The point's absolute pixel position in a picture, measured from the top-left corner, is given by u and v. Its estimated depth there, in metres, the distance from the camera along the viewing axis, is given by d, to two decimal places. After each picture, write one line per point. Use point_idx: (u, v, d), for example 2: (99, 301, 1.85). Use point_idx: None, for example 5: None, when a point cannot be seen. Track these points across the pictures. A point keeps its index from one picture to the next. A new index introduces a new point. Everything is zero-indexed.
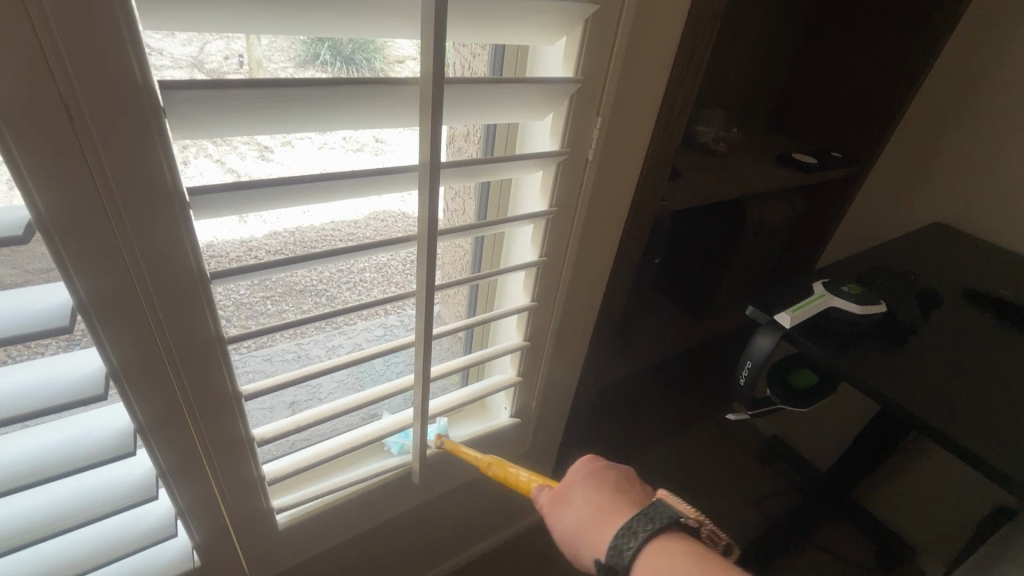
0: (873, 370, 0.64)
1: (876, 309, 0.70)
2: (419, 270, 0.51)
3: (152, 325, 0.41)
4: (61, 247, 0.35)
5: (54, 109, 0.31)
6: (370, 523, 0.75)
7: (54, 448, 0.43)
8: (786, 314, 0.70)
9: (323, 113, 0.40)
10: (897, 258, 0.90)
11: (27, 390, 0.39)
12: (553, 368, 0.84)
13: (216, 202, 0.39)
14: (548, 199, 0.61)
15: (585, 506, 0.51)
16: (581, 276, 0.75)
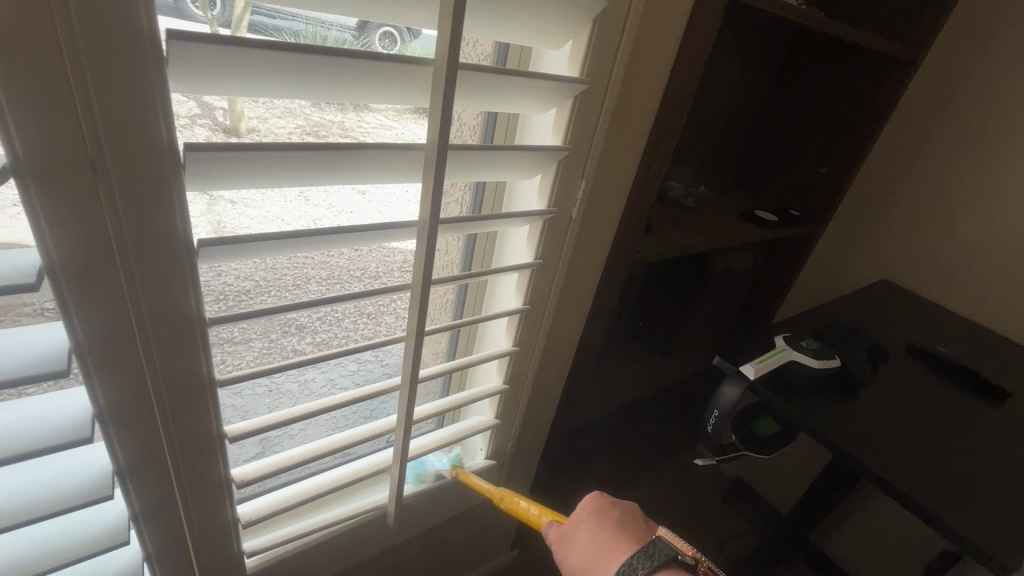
0: (830, 422, 0.69)
1: (831, 363, 0.76)
2: (411, 317, 0.53)
3: (146, 369, 0.42)
4: (68, 293, 0.36)
5: (79, 163, 0.33)
6: (339, 568, 0.74)
7: (27, 490, 0.42)
8: (751, 366, 0.74)
9: (332, 172, 0.42)
10: (850, 314, 0.98)
11: (13, 431, 0.39)
12: (530, 410, 0.86)
13: (223, 251, 0.40)
14: (533, 251, 0.64)
15: (588, 544, 0.54)
16: (561, 322, 0.78)
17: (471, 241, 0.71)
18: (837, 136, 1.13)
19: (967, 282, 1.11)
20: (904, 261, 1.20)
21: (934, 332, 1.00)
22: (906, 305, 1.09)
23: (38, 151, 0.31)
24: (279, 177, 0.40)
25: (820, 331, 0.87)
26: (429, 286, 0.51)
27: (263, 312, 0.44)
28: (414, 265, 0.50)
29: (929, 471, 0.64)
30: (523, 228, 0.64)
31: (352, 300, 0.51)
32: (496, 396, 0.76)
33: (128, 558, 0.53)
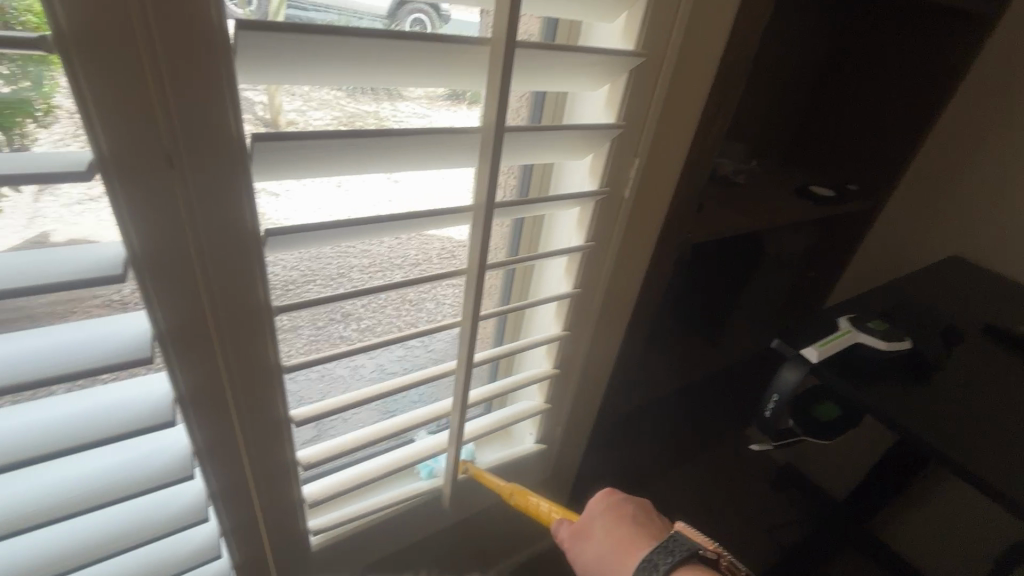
0: (901, 406, 0.65)
1: (901, 344, 0.72)
2: (466, 302, 0.53)
3: (220, 356, 0.43)
4: (149, 284, 0.37)
5: (157, 158, 0.34)
6: (395, 546, 0.76)
7: (115, 470, 0.45)
8: (813, 349, 0.71)
9: (387, 158, 0.42)
10: (917, 293, 0.92)
11: (104, 414, 0.41)
12: (579, 394, 0.86)
13: (287, 240, 0.41)
14: (583, 233, 0.63)
15: (606, 541, 0.52)
16: (610, 306, 0.77)
17: (518, 225, 0.70)
18: (902, 102, 1.06)
19: None
20: (975, 235, 1.12)
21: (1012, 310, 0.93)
22: (979, 282, 1.02)
23: (120, 148, 0.32)
24: (337, 165, 0.40)
25: (886, 311, 0.82)
26: (484, 271, 0.51)
27: (326, 299, 0.45)
28: (469, 249, 0.50)
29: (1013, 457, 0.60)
30: (573, 210, 0.63)
31: (407, 286, 0.51)
32: (545, 380, 0.76)
33: (205, 535, 0.55)
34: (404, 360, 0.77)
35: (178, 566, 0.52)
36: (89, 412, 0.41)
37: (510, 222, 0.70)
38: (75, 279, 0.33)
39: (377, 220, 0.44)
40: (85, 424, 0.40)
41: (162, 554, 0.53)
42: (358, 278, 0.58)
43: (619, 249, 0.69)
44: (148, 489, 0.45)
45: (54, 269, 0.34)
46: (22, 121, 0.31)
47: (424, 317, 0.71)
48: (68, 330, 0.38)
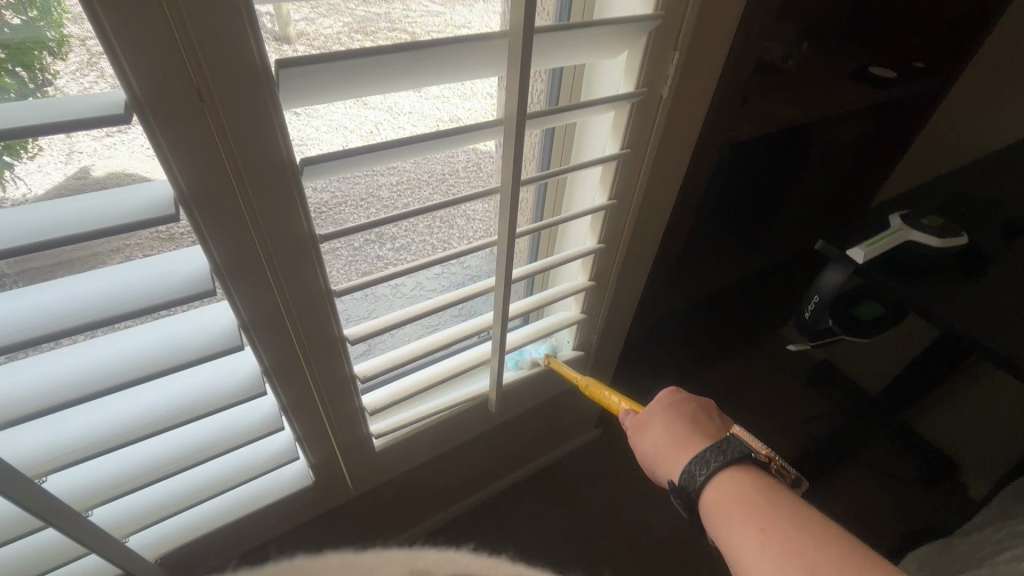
0: (953, 306, 0.64)
1: (957, 240, 0.68)
2: (501, 219, 0.53)
3: (274, 285, 0.46)
4: (200, 220, 0.39)
5: (188, 93, 0.33)
6: (448, 445, 0.83)
7: (197, 390, 0.50)
8: (860, 249, 0.69)
9: (412, 74, 0.40)
10: (981, 182, 0.86)
11: (180, 343, 0.45)
12: (614, 303, 0.87)
13: (323, 169, 0.41)
14: (618, 140, 0.60)
15: (664, 434, 0.56)
16: (646, 214, 0.75)
17: (549, 134, 0.67)
18: None
19: None
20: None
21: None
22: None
23: (151, 85, 0.32)
24: (361, 87, 0.39)
25: (944, 205, 0.77)
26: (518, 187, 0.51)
27: (366, 224, 0.46)
28: (502, 167, 0.48)
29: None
30: (607, 115, 0.59)
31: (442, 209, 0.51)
32: (581, 292, 0.77)
33: (282, 441, 0.62)
34: (439, 280, 0.79)
35: (264, 466, 0.60)
36: (167, 340, 0.45)
37: (540, 134, 0.66)
38: (132, 222, 0.35)
39: (407, 143, 0.43)
40: (166, 352, 0.45)
41: (248, 458, 0.60)
42: (389, 200, 0.59)
43: (656, 155, 0.66)
44: (230, 404, 0.50)
45: (112, 213, 0.35)
46: (40, 55, 0.30)
47: (457, 236, 0.72)
48: (133, 268, 0.40)
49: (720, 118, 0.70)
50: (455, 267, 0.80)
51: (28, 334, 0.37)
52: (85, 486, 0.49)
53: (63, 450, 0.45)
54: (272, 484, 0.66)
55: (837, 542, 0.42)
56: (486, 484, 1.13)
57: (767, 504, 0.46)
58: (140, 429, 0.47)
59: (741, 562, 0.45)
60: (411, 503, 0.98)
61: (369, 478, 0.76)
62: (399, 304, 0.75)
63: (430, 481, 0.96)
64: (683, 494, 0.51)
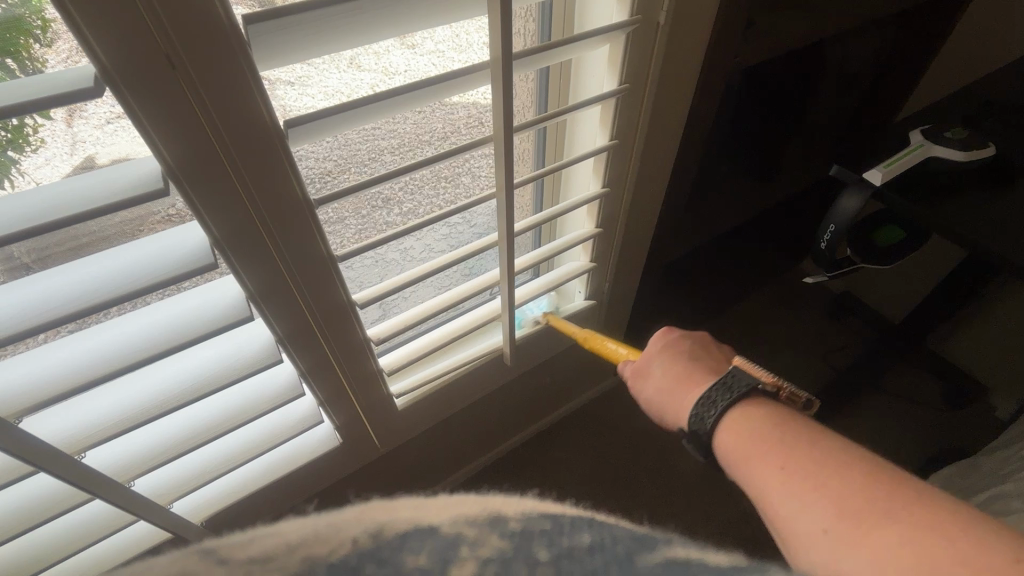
0: (978, 223, 0.61)
1: (982, 152, 0.64)
2: (497, 170, 0.52)
3: (276, 254, 0.46)
4: (192, 194, 0.39)
5: (157, 62, 0.32)
6: (469, 400, 0.85)
7: (216, 362, 0.51)
8: (877, 171, 0.65)
9: (390, 20, 0.38)
10: (1011, 88, 0.80)
11: (190, 318, 0.46)
12: (624, 248, 0.86)
13: (309, 131, 0.40)
14: (617, 76, 0.57)
15: (663, 379, 0.58)
16: (652, 153, 0.73)
17: (544, 75, 0.64)
18: None
19: None
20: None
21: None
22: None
23: (119, 56, 0.31)
24: (342, 40, 0.37)
25: (970, 116, 0.73)
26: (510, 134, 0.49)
27: (360, 186, 0.45)
28: (493, 113, 0.46)
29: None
30: (602, 49, 0.56)
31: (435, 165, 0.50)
32: (589, 240, 0.76)
33: (306, 406, 0.64)
34: (445, 237, 0.78)
35: (291, 430, 0.62)
36: (179, 316, 0.46)
37: (535, 75, 0.64)
38: (126, 199, 0.35)
39: (392, 95, 0.41)
40: (179, 327, 0.46)
41: (275, 424, 0.62)
42: (384, 160, 0.57)
43: (658, 88, 0.63)
44: (248, 374, 0.52)
45: (104, 192, 0.35)
46: (26, 41, 0.30)
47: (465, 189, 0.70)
48: (137, 246, 0.41)
49: (725, 42, 0.66)
50: (459, 223, 0.79)
51: (43, 318, 0.38)
52: (121, 460, 0.51)
53: (99, 426, 0.47)
54: (303, 447, 0.68)
55: (865, 467, 0.39)
56: (511, 434, 1.16)
57: (781, 430, 0.45)
58: (166, 403, 0.49)
59: (766, 496, 0.43)
60: (441, 457, 1.02)
61: (395, 436, 0.79)
62: (407, 264, 0.75)
63: (456, 435, 0.99)
64: (696, 438, 0.51)
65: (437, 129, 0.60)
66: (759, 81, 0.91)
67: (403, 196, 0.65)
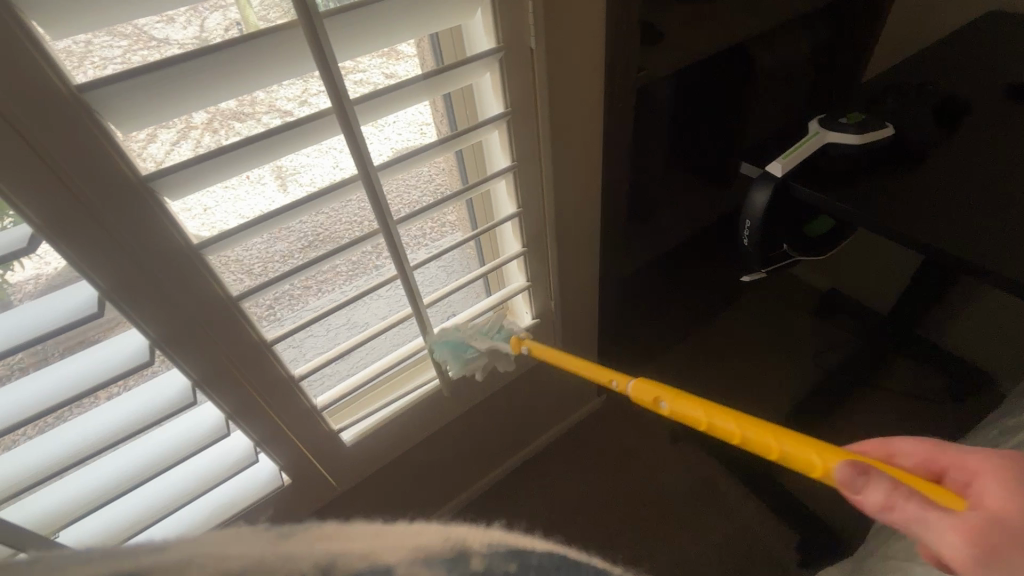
0: (881, 206, 0.61)
1: (881, 133, 0.65)
2: (379, 205, 0.54)
3: (171, 301, 0.49)
4: (71, 254, 0.42)
5: (9, 135, 0.35)
6: (424, 431, 0.85)
7: (135, 408, 0.53)
8: (778, 163, 0.66)
9: (249, 69, 0.41)
10: (929, 69, 0.80)
11: (88, 370, 0.48)
12: (564, 263, 0.87)
13: (174, 183, 0.43)
14: (501, 99, 0.60)
15: None
16: (571, 168, 0.75)
17: (449, 100, 0.67)
18: None
19: None
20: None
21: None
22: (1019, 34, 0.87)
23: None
24: (198, 99, 0.40)
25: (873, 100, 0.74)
26: (374, 171, 0.51)
27: (242, 228, 0.48)
28: (356, 149, 0.49)
29: (1006, 234, 0.56)
30: (485, 77, 0.60)
31: (320, 198, 0.51)
32: (520, 259, 0.77)
33: (241, 446, 0.66)
34: None
35: (226, 472, 0.63)
36: (90, 366, 0.49)
37: (442, 101, 0.67)
38: None
39: (263, 137, 0.44)
40: (80, 378, 0.48)
41: (209, 468, 0.63)
42: None
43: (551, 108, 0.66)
44: (159, 419, 0.53)
45: None
46: None
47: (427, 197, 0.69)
48: (39, 303, 0.44)
49: (623, 56, 0.68)
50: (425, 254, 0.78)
51: None
52: (46, 511, 0.53)
53: (12, 481, 0.48)
54: (246, 489, 0.69)
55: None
56: (489, 463, 1.15)
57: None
58: (78, 453, 0.50)
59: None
60: (418, 495, 1.01)
61: (348, 473, 0.79)
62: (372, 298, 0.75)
63: (423, 469, 0.98)
64: None
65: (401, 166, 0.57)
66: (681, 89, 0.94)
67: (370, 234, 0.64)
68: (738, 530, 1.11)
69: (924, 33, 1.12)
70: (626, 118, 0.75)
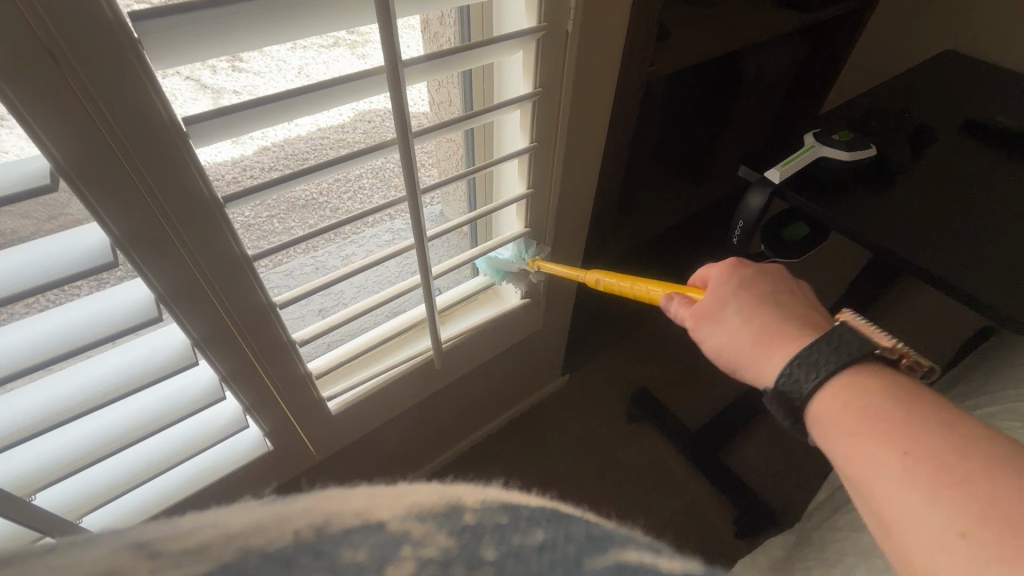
0: (862, 217, 0.68)
1: (866, 154, 0.71)
2: (407, 174, 0.53)
3: (184, 255, 0.46)
4: (88, 193, 0.38)
5: (38, 56, 0.32)
6: (407, 401, 0.86)
7: (122, 369, 0.50)
8: (775, 171, 0.71)
9: (301, 17, 0.39)
10: (900, 96, 0.88)
11: (89, 321, 0.45)
12: (557, 245, 0.89)
13: (211, 130, 0.40)
14: (531, 79, 0.60)
15: (740, 330, 0.50)
16: (573, 155, 0.76)
17: (467, 75, 0.66)
18: None
19: None
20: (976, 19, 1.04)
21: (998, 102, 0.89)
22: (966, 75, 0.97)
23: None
24: (229, 38, 0.37)
25: (856, 122, 0.79)
26: (411, 138, 0.49)
27: (270, 185, 0.45)
28: (400, 115, 0.47)
29: (966, 252, 0.63)
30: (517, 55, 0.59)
31: (351, 163, 0.49)
32: (519, 240, 0.79)
33: (232, 412, 0.63)
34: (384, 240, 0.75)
35: (213, 439, 0.61)
36: (81, 321, 0.45)
37: (458, 76, 0.66)
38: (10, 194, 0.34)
39: (311, 91, 0.42)
40: (81, 328, 0.45)
41: (198, 431, 0.61)
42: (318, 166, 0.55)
43: (572, 93, 0.67)
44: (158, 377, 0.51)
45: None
46: None
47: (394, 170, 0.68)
48: (44, 245, 0.41)
49: (638, 53, 0.70)
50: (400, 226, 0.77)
51: None
52: (23, 471, 0.49)
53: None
54: (225, 458, 0.67)
55: (981, 429, 0.36)
56: (457, 434, 1.18)
57: (898, 390, 0.40)
58: (69, 411, 0.47)
59: (872, 482, 0.37)
60: (389, 461, 1.03)
61: (333, 439, 0.78)
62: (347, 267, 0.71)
63: (398, 436, 0.99)
64: (786, 402, 0.45)
65: (365, 130, 0.58)
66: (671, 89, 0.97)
67: (339, 201, 0.64)
68: (680, 504, 1.20)
69: (887, 62, 1.21)
70: (632, 111, 0.77)
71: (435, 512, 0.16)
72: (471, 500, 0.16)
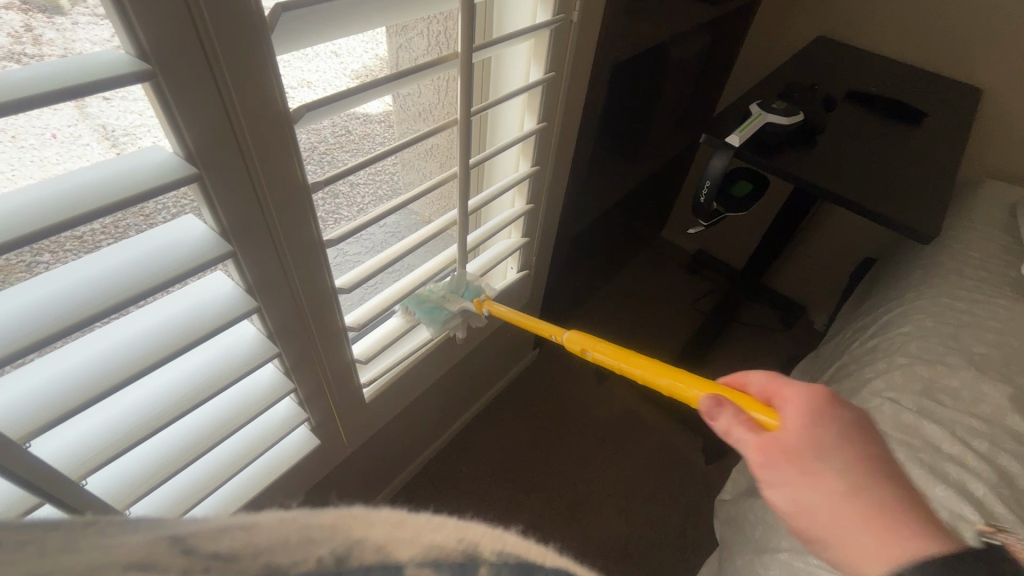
0: (836, 183, 0.84)
1: (798, 117, 0.90)
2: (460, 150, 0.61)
3: (273, 241, 0.49)
4: (210, 184, 0.41)
5: (195, 50, 0.35)
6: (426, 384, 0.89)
7: (204, 368, 0.52)
8: (736, 136, 0.87)
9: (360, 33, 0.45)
10: (795, 75, 1.08)
11: (168, 322, 0.46)
12: (546, 219, 0.97)
13: (313, 116, 0.45)
14: (543, 65, 0.70)
15: (844, 500, 0.38)
16: (564, 133, 0.86)
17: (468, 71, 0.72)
18: None
19: (927, 28, 1.14)
20: (859, 11, 1.21)
21: (859, 77, 1.12)
22: (841, 59, 1.18)
23: (160, 43, 0.33)
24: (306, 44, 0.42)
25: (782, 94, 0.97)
26: (468, 115, 0.59)
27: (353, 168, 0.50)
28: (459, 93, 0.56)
29: (896, 198, 0.82)
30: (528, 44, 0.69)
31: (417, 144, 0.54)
32: (521, 218, 0.87)
33: (286, 408, 0.66)
34: (353, 244, 0.77)
35: (274, 437, 0.63)
36: (170, 320, 0.47)
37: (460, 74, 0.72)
38: (109, 204, 0.35)
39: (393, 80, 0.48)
40: (160, 334, 0.46)
41: (260, 431, 0.64)
42: None
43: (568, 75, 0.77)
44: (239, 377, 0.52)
45: (83, 199, 0.35)
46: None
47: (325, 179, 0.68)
48: (124, 251, 0.42)
49: (606, 40, 0.81)
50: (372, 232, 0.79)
51: (51, 330, 0.37)
52: (112, 485, 0.50)
53: (96, 450, 0.45)
54: (279, 458, 0.69)
55: None
56: (443, 430, 1.17)
57: None
58: (159, 419, 0.48)
59: None
60: (393, 457, 1.04)
61: (366, 427, 0.81)
62: None
63: (404, 430, 1.00)
64: None
65: None
66: (632, 82, 1.03)
67: None
68: None
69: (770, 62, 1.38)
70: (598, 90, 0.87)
71: (453, 559, 0.15)
72: (486, 551, 0.16)
